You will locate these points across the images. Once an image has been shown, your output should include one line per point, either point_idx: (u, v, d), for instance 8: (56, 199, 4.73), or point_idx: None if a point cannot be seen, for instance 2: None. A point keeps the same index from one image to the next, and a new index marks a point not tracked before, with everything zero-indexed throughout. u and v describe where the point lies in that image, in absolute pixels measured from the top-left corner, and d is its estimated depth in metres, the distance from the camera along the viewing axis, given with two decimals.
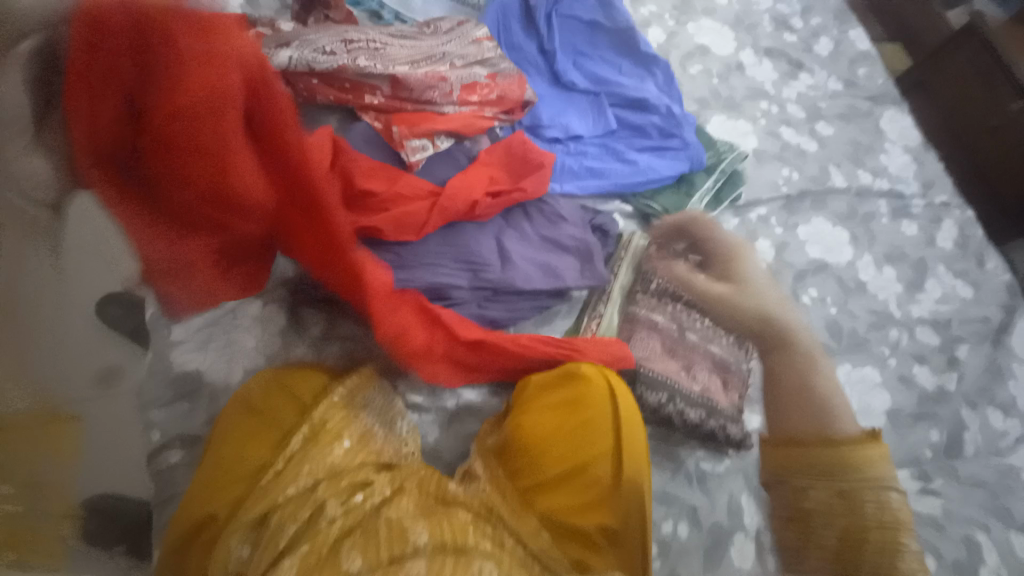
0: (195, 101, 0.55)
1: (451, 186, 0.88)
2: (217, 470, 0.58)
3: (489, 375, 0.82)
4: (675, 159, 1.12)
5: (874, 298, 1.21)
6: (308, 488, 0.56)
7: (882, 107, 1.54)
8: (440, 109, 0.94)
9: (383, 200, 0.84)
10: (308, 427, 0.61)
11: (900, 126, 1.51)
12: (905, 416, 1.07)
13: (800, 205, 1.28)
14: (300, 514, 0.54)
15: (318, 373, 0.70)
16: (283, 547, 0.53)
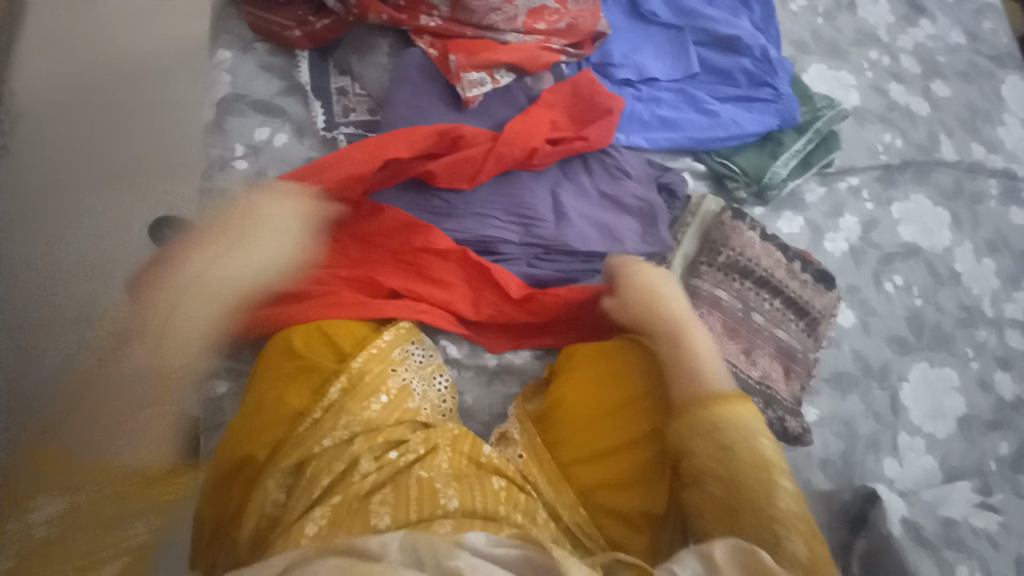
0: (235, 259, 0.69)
1: (509, 130, 0.80)
2: (257, 410, 0.59)
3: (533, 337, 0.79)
4: (764, 112, 0.97)
5: (967, 292, 1.07)
6: (343, 441, 0.57)
7: (1016, 66, 1.29)
8: (502, 37, 0.83)
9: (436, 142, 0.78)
10: (347, 378, 0.61)
11: None
12: (979, 424, 0.97)
13: (900, 177, 1.11)
14: (335, 466, 0.55)
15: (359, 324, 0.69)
16: (318, 495, 0.54)
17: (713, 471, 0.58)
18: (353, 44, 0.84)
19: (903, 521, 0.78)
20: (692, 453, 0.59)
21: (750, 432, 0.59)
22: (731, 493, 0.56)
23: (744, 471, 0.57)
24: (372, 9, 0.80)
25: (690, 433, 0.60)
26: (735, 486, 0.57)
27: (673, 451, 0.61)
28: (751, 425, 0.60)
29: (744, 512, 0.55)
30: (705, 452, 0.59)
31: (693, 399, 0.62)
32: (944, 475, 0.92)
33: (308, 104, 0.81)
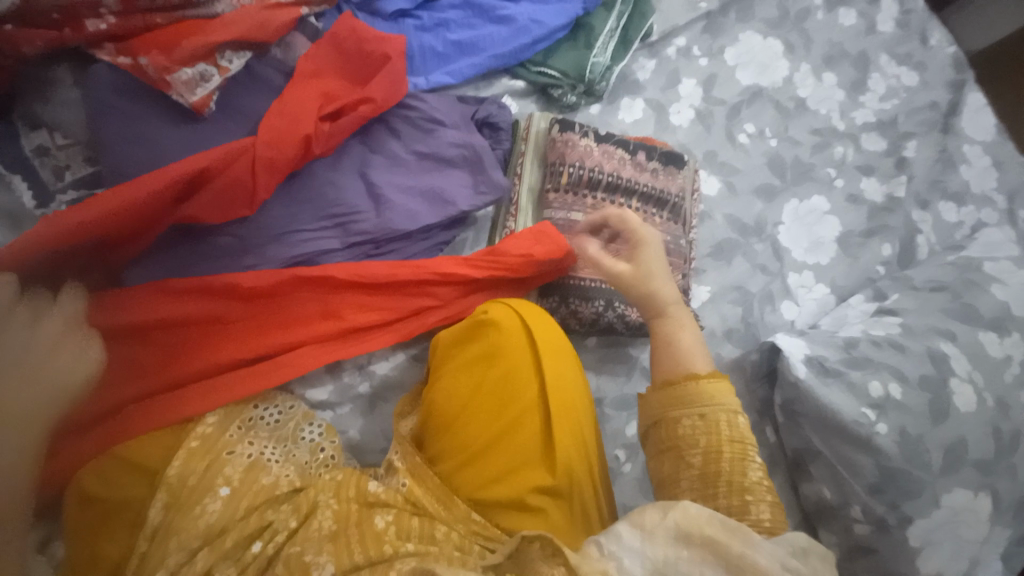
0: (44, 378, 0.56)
1: (269, 125, 0.64)
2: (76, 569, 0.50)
3: (372, 330, 0.69)
4: (563, 0, 0.87)
5: (816, 115, 1.07)
6: (185, 563, 0.49)
7: None
8: (210, 12, 0.66)
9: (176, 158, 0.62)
10: (167, 491, 0.52)
11: None
12: (855, 237, 1.02)
13: (725, 21, 1.06)
14: None
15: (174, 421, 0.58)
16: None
17: (693, 441, 0.54)
18: (28, 84, 0.64)
19: (805, 361, 0.81)
20: (677, 423, 0.56)
21: (733, 411, 0.55)
22: (708, 462, 0.53)
23: (724, 445, 0.53)
24: (24, 39, 0.60)
25: (675, 403, 0.56)
26: (715, 455, 0.53)
27: (658, 420, 0.57)
28: (733, 403, 0.55)
29: (721, 484, 0.52)
30: (693, 425, 0.55)
31: (682, 371, 0.58)
32: (837, 298, 0.98)
33: (11, 183, 0.64)
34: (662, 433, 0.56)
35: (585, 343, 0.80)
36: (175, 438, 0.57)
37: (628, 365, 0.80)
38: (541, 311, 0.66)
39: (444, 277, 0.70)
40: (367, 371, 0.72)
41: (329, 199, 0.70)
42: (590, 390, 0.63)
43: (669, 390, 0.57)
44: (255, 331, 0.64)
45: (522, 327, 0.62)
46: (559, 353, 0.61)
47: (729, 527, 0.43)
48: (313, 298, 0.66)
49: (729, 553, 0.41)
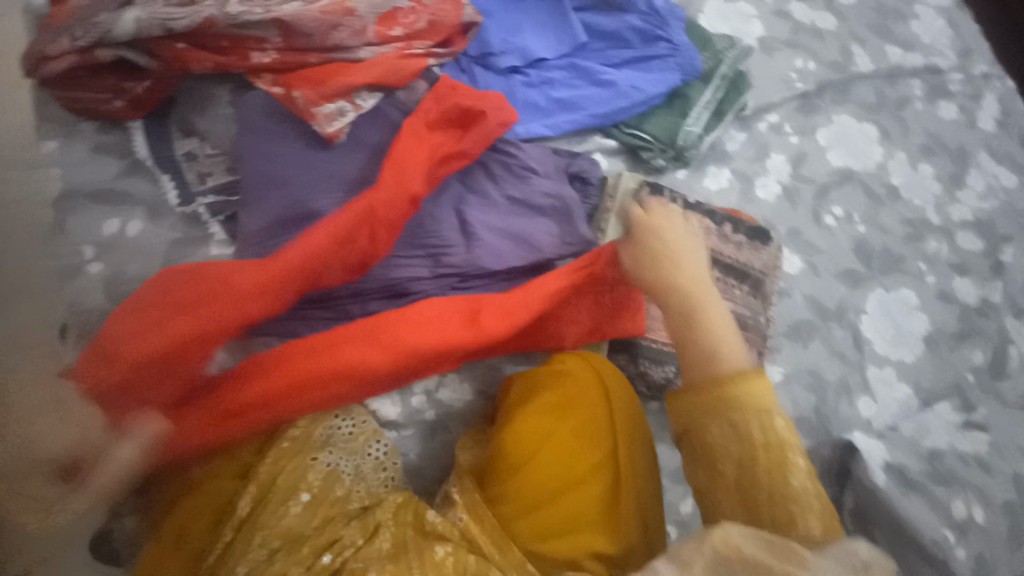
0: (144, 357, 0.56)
1: (385, 175, 0.69)
2: (162, 547, 0.53)
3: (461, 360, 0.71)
4: (664, 70, 0.90)
5: (908, 205, 1.04)
6: (263, 562, 0.52)
7: None
8: (355, 56, 0.73)
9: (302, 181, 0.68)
10: (257, 486, 0.56)
11: None
12: (944, 338, 0.96)
13: (820, 102, 1.06)
14: None
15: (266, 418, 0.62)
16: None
17: (725, 442, 0.52)
18: (191, 102, 0.74)
19: (885, 467, 0.80)
20: (706, 429, 0.53)
21: (767, 412, 0.52)
22: (742, 473, 0.51)
23: (759, 453, 0.51)
24: (193, 58, 0.68)
25: (704, 411, 0.54)
26: (751, 464, 0.51)
27: (688, 429, 0.55)
28: (768, 404, 0.52)
29: (759, 459, 0.50)
30: (720, 433, 0.52)
31: (711, 373, 0.55)
32: (918, 400, 0.90)
33: (157, 179, 0.72)
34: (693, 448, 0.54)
35: (647, 407, 0.79)
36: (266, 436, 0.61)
37: None
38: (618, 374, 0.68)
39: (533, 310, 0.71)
40: (434, 399, 0.73)
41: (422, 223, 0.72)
42: (656, 463, 0.64)
43: (699, 397, 0.55)
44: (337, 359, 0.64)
45: (595, 382, 0.65)
46: (636, 429, 0.63)
47: (773, 548, 0.39)
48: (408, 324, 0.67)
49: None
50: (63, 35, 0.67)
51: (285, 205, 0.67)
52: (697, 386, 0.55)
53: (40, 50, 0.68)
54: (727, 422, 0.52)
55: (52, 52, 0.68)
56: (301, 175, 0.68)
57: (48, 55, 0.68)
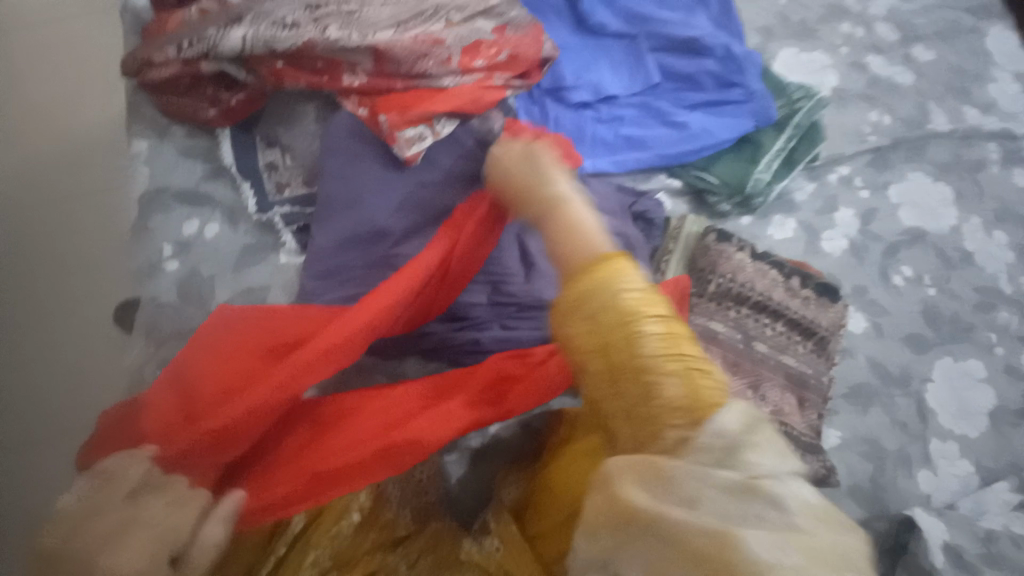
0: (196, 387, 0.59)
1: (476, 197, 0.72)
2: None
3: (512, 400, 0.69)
4: (736, 116, 0.89)
5: (983, 271, 0.99)
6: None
7: (988, 23, 1.24)
8: (438, 84, 0.75)
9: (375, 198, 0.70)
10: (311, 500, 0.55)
11: (1007, 47, 1.21)
12: (1016, 416, 0.89)
13: (893, 157, 1.03)
14: None
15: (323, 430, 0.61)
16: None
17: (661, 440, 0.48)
18: (278, 115, 0.77)
19: (943, 547, 0.70)
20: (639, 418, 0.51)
21: (679, 365, 0.46)
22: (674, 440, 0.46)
23: (654, 414, 0.45)
24: (288, 76, 0.71)
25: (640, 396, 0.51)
26: (650, 440, 0.46)
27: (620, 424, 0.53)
28: (692, 367, 0.46)
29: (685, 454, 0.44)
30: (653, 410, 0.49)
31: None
32: (982, 480, 0.84)
33: (239, 187, 0.75)
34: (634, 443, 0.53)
35: None
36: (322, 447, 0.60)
37: None
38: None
39: None
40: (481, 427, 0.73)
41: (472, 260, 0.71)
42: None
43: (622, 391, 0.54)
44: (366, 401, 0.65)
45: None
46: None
47: (658, 484, 0.42)
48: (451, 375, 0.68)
49: (654, 507, 0.41)
50: (170, 43, 0.71)
51: (359, 223, 0.69)
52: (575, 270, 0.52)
53: (148, 57, 0.73)
54: (620, 374, 0.46)
55: (158, 59, 0.72)
56: (376, 194, 0.70)
57: (154, 62, 0.72)
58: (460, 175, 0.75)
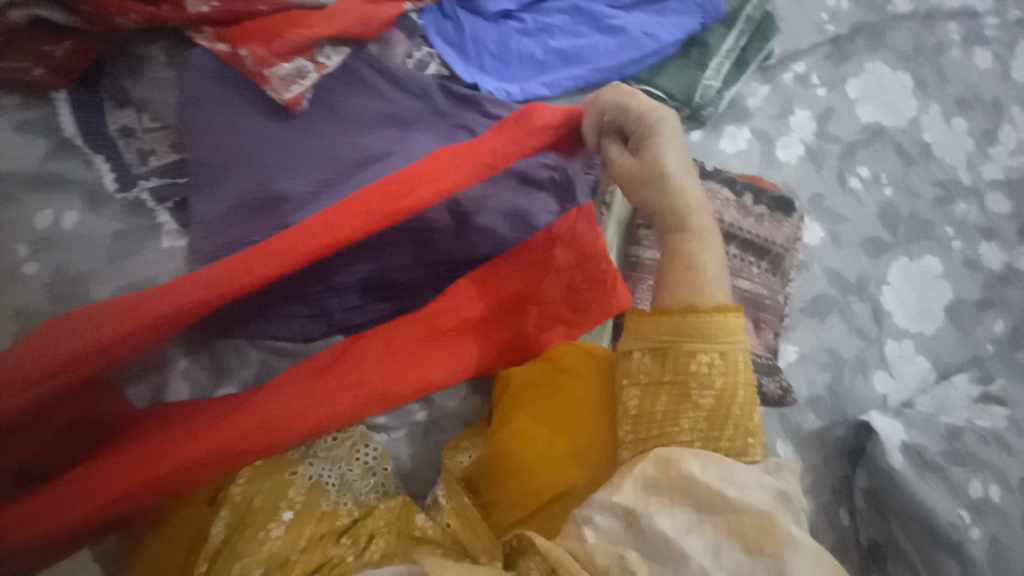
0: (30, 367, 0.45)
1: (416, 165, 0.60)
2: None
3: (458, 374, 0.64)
4: (680, 12, 0.78)
5: (940, 165, 0.95)
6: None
7: None
8: (314, 3, 0.62)
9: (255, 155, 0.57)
10: (231, 510, 0.51)
11: None
12: (968, 308, 0.90)
13: (851, 48, 0.94)
14: None
15: None
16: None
17: (705, 381, 0.52)
18: (122, 64, 0.62)
19: (903, 449, 0.71)
20: (691, 357, 0.52)
21: (742, 348, 0.53)
22: (720, 404, 0.51)
23: (738, 388, 0.52)
24: (120, 9, 0.58)
25: (694, 332, 0.53)
26: (728, 397, 0.51)
27: (663, 350, 0.53)
28: (739, 338, 0.54)
29: (727, 424, 0.51)
30: (709, 361, 0.52)
31: (686, 303, 0.55)
32: (937, 374, 0.86)
33: (91, 161, 0.62)
34: (670, 366, 0.53)
35: None
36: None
37: None
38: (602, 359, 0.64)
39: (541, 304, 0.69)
40: (428, 398, 0.67)
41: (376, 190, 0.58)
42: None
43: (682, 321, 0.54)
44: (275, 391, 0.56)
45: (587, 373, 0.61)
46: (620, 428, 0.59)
47: (706, 462, 0.46)
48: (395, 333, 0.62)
49: (705, 486, 0.44)
50: None
51: (245, 186, 0.57)
52: (678, 309, 0.54)
53: None
54: (716, 349, 0.52)
55: None
56: (263, 154, 0.58)
57: None
58: (368, 116, 0.63)
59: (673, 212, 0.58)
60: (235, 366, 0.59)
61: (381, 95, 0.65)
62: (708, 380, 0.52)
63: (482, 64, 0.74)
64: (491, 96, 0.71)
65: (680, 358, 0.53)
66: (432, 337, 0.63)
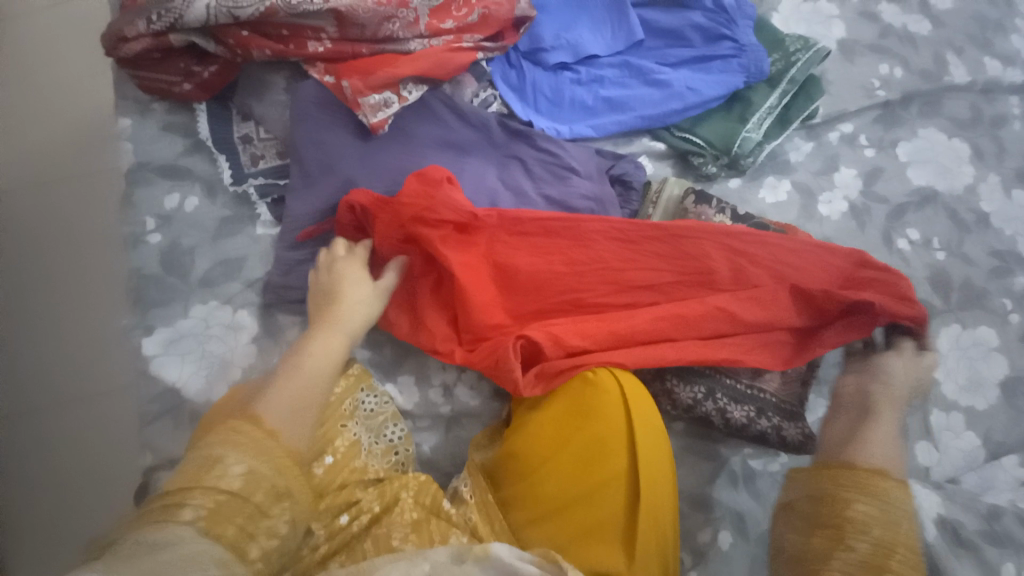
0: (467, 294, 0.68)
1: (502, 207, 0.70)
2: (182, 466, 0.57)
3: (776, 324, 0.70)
4: (725, 71, 0.85)
5: (999, 235, 0.88)
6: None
7: None
8: (404, 48, 0.74)
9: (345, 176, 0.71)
10: None
11: None
12: None
13: (903, 113, 0.96)
14: None
15: None
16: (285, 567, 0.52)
17: (864, 527, 0.53)
18: (250, 87, 0.77)
19: (938, 522, 0.63)
20: (848, 504, 0.55)
21: (834, 498, 0.56)
22: (874, 554, 0.51)
23: (898, 546, 0.52)
24: (257, 44, 0.71)
25: (848, 486, 0.57)
26: (885, 552, 0.51)
27: (824, 496, 0.57)
28: (904, 508, 0.55)
29: (891, 557, 0.51)
30: (867, 512, 0.54)
31: (847, 461, 0.60)
32: (988, 454, 0.77)
33: (215, 159, 0.77)
34: (826, 510, 0.56)
35: (670, 426, 0.75)
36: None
37: (716, 463, 0.73)
38: (646, 404, 0.62)
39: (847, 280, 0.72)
40: (451, 393, 0.73)
41: None
42: (677, 503, 0.59)
43: (838, 472, 0.59)
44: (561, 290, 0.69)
45: (618, 401, 0.61)
46: (658, 454, 0.59)
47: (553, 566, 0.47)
48: (727, 269, 0.70)
49: None
50: (139, 16, 0.69)
51: (337, 190, 0.71)
52: (844, 465, 0.60)
53: (119, 30, 0.70)
54: (873, 500, 0.55)
55: (129, 34, 0.69)
56: (352, 168, 0.71)
57: (126, 36, 0.70)
58: (433, 142, 0.75)
59: (863, 410, 0.68)
60: (286, 329, 0.70)
61: (447, 126, 0.77)
62: (865, 527, 0.53)
63: (537, 106, 0.84)
64: (543, 133, 0.81)
65: (836, 504, 0.56)
66: (620, 285, 0.69)
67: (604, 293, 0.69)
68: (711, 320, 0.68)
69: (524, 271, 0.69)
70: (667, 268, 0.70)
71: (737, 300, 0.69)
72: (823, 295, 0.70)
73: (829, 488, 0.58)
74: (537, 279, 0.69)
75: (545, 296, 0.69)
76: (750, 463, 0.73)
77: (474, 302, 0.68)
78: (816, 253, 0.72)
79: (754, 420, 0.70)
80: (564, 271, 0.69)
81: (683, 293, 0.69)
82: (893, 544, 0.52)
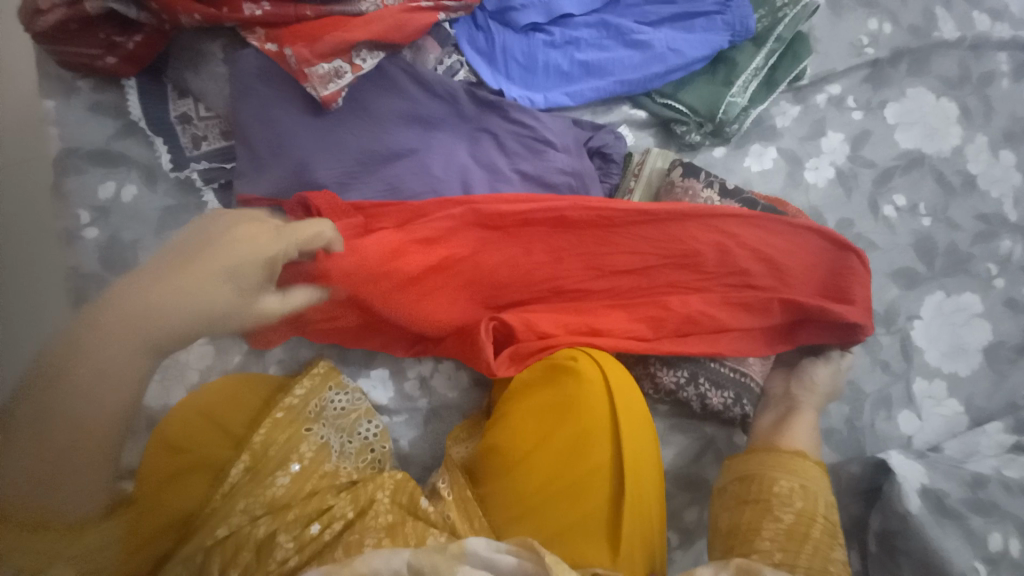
0: (433, 283, 0.65)
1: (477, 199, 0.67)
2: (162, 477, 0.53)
3: (761, 317, 0.67)
4: (709, 29, 0.79)
5: (985, 198, 0.86)
6: (245, 527, 0.51)
7: None
8: (355, 9, 0.66)
9: (301, 160, 0.65)
10: (248, 455, 0.56)
11: None
12: (1011, 352, 0.80)
13: (892, 71, 0.91)
14: (242, 559, 0.50)
15: (271, 380, 0.65)
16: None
17: (787, 500, 0.58)
18: (184, 56, 0.68)
19: (921, 492, 0.65)
20: (773, 481, 0.60)
21: (764, 477, 0.61)
22: (796, 523, 0.56)
23: (816, 521, 0.56)
24: (184, 8, 0.62)
25: (770, 466, 0.61)
26: (807, 522, 0.56)
27: (747, 475, 0.62)
28: (820, 484, 0.60)
29: (812, 526, 0.56)
30: (789, 486, 0.59)
31: (769, 443, 0.65)
32: (969, 420, 0.77)
33: (152, 143, 0.69)
34: (751, 488, 0.61)
35: (656, 409, 0.73)
36: (259, 412, 0.61)
37: (703, 442, 0.72)
38: (633, 392, 0.59)
39: (831, 270, 0.69)
40: (429, 386, 0.70)
41: (410, 184, 0.68)
42: (664, 489, 0.57)
43: (763, 454, 0.63)
44: (536, 276, 0.66)
45: (605, 393, 0.58)
46: (641, 439, 0.57)
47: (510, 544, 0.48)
48: (709, 252, 0.67)
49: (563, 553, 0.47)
50: None
51: (291, 175, 0.65)
52: (763, 448, 0.64)
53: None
54: (793, 477, 0.60)
55: (43, 3, 0.61)
56: (306, 148, 0.65)
57: (40, 6, 0.61)
58: (395, 117, 0.69)
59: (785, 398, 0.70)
60: None
61: (410, 98, 0.70)
62: (783, 500, 0.58)
63: (509, 73, 0.77)
64: (516, 103, 0.75)
65: (761, 483, 0.60)
66: (597, 269, 0.67)
67: (581, 278, 0.67)
68: (689, 307, 0.66)
69: (498, 258, 0.66)
70: (648, 253, 0.67)
71: (722, 291, 0.67)
72: (800, 288, 0.68)
73: (751, 467, 0.62)
74: (513, 264, 0.66)
75: (517, 283, 0.66)
76: (735, 440, 0.72)
77: (441, 294, 0.65)
78: (806, 235, 0.69)
79: (732, 407, 0.68)
80: (540, 257, 0.66)
81: (662, 276, 0.67)
82: (812, 515, 0.57)
